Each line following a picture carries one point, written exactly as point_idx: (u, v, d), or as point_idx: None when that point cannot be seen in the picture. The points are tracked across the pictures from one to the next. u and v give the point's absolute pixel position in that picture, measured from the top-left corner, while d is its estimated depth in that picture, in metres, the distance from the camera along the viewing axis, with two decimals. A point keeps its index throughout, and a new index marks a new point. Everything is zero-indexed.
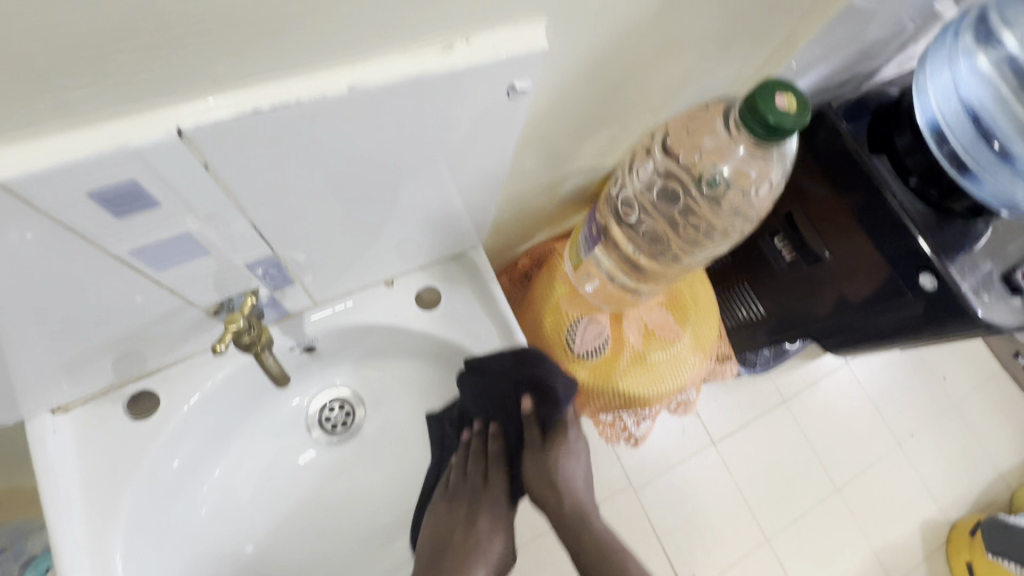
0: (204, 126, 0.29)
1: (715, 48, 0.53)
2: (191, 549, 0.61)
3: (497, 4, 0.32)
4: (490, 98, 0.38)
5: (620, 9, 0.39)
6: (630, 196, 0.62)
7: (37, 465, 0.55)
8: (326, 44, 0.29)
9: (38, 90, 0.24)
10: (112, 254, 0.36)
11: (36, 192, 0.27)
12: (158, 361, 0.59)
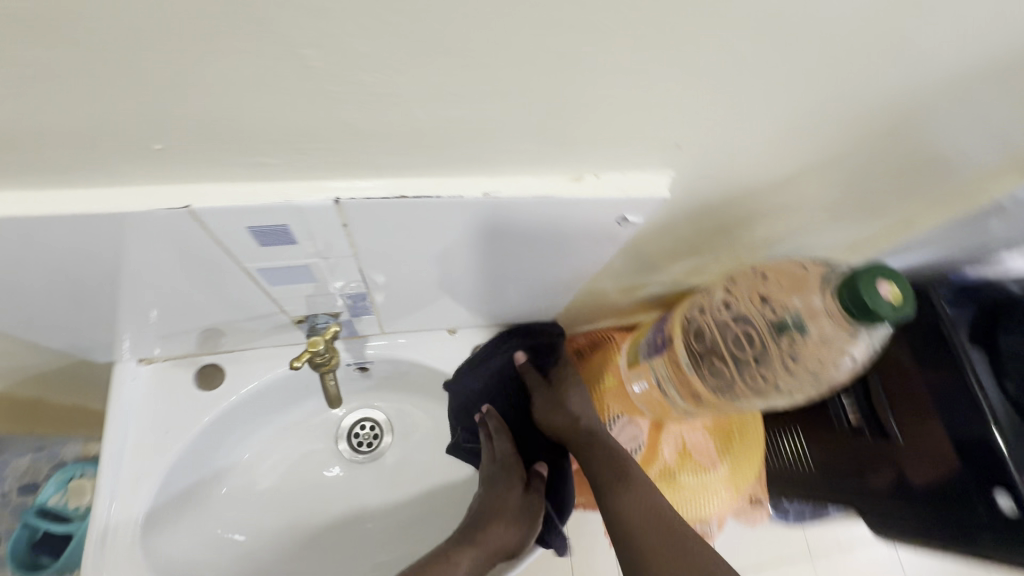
0: (357, 201, 0.33)
1: (827, 213, 0.53)
2: (206, 523, 0.65)
3: (632, 154, 0.35)
4: (600, 219, 0.41)
5: (743, 172, 0.41)
6: (703, 323, 0.63)
7: (110, 403, 0.61)
8: (479, 160, 0.33)
9: (245, 156, 0.29)
10: (242, 267, 0.41)
11: (212, 220, 0.33)
12: (235, 344, 0.64)
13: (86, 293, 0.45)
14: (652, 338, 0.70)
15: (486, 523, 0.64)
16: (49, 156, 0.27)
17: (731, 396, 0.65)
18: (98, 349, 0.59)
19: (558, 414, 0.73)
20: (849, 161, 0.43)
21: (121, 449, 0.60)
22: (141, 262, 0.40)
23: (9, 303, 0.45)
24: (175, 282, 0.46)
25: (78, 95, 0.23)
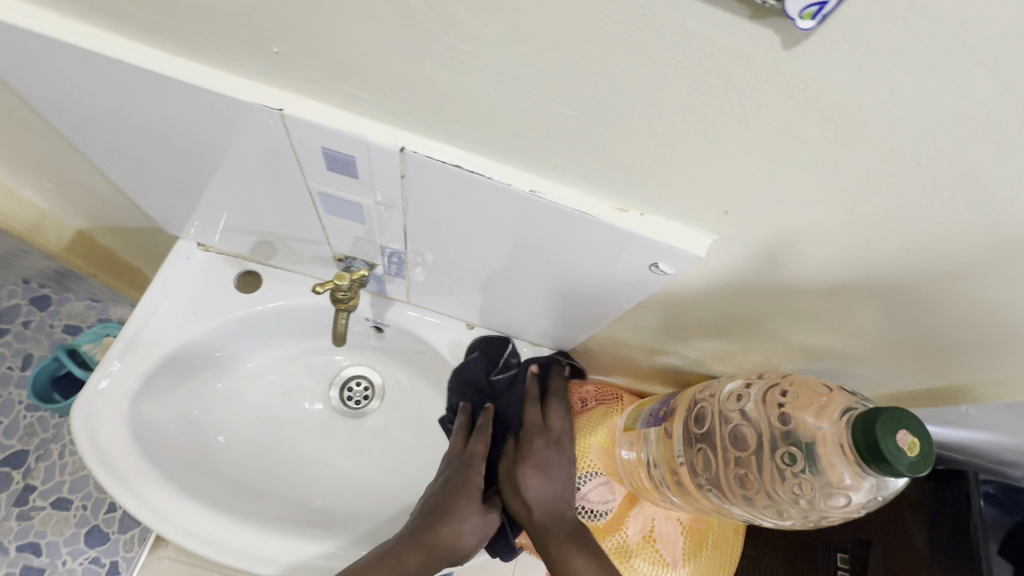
0: (420, 156, 0.36)
1: (871, 346, 0.51)
2: (192, 405, 0.69)
3: (681, 204, 0.36)
4: (638, 259, 0.42)
5: (790, 264, 0.40)
6: (707, 409, 0.61)
7: (162, 269, 0.68)
8: (537, 159, 0.35)
9: (340, 82, 0.33)
10: (308, 185, 0.45)
11: (296, 128, 0.37)
12: (281, 261, 0.69)
13: (180, 164, 0.51)
14: (654, 412, 0.70)
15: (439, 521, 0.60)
16: (191, 28, 0.32)
17: (713, 493, 0.61)
18: (171, 219, 0.65)
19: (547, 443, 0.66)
20: (906, 293, 0.41)
21: (152, 312, 0.66)
22: (230, 152, 0.45)
23: (120, 150, 0.51)
24: (252, 180, 0.51)
25: None
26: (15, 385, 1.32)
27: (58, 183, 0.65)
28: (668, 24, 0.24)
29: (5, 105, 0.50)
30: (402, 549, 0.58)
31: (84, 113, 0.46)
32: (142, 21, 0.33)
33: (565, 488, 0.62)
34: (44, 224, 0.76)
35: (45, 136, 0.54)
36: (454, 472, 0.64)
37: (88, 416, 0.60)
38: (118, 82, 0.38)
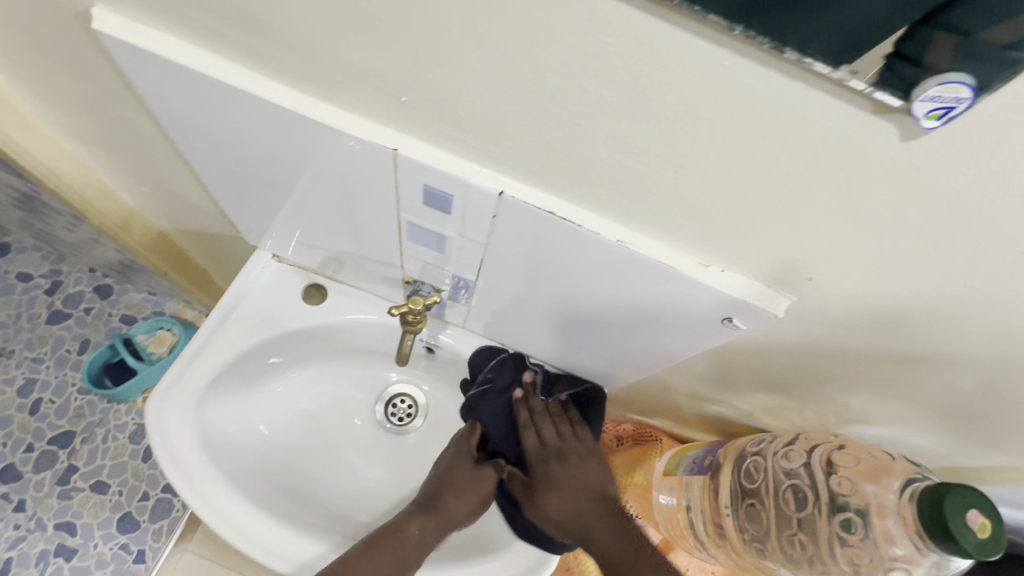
0: (517, 202, 0.39)
1: (938, 417, 0.50)
2: (252, 408, 0.72)
3: (762, 265, 0.37)
4: (711, 312, 0.43)
5: (863, 330, 0.41)
6: (759, 464, 0.60)
7: (238, 276, 0.71)
8: (628, 212, 0.37)
9: (454, 129, 0.36)
10: (398, 214, 0.48)
11: (404, 165, 0.40)
12: (347, 277, 0.72)
13: (280, 184, 0.55)
14: (697, 460, 0.68)
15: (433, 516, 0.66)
16: (330, 75, 0.36)
17: (758, 551, 0.60)
18: (253, 230, 0.69)
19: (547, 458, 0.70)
20: (984, 368, 0.41)
21: (228, 314, 0.69)
22: (333, 180, 0.48)
23: (223, 168, 0.56)
24: (341, 206, 0.54)
25: (382, 41, 0.31)
26: (72, 368, 1.47)
27: (154, 189, 0.69)
28: (790, 111, 0.25)
29: (134, 123, 0.52)
30: (406, 519, 0.65)
31: (206, 135, 0.49)
32: (283, 64, 0.37)
33: (556, 499, 0.68)
34: (133, 223, 0.81)
35: (160, 151, 0.57)
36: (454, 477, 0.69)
37: (160, 410, 0.64)
38: (247, 113, 0.42)
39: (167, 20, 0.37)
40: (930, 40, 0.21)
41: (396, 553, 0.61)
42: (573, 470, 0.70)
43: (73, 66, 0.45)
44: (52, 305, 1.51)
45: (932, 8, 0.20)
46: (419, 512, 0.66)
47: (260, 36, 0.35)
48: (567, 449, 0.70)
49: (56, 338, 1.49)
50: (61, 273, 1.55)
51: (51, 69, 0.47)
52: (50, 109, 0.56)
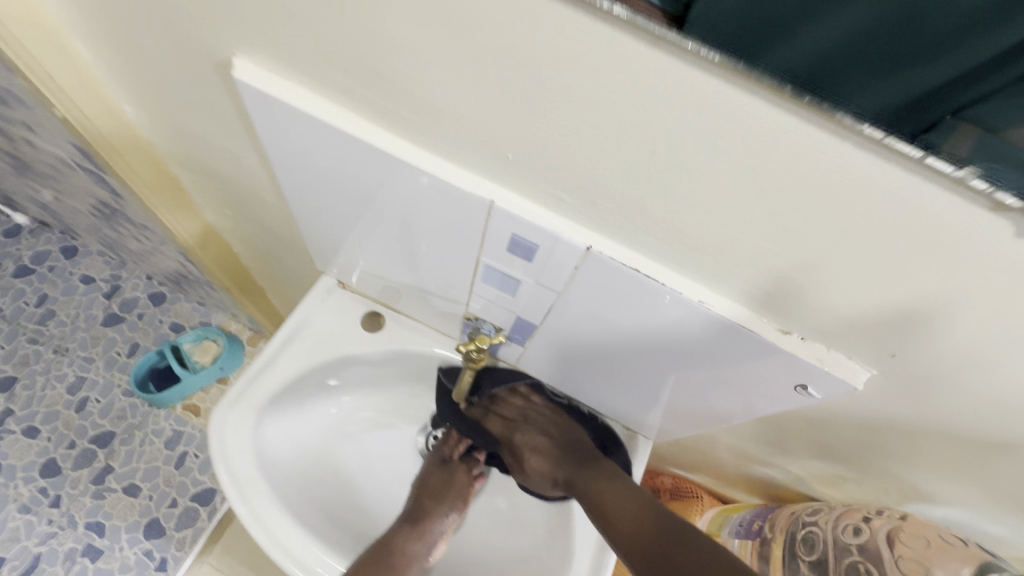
0: (604, 256, 0.40)
1: (1014, 506, 0.48)
2: (305, 428, 0.74)
3: (842, 337, 0.38)
4: (782, 378, 0.43)
5: (941, 408, 0.40)
6: (815, 534, 0.58)
7: (306, 298, 0.75)
8: (712, 274, 0.39)
9: (551, 186, 0.38)
10: (476, 256, 0.50)
11: (496, 215, 0.42)
12: (405, 308, 0.75)
13: (360, 219, 0.58)
14: (744, 524, 0.69)
15: (415, 523, 0.67)
16: (442, 131, 0.39)
17: None
18: (322, 256, 0.72)
19: (517, 435, 0.72)
20: None
21: (292, 336, 0.72)
22: (415, 219, 0.51)
23: (308, 200, 0.59)
24: (416, 245, 0.57)
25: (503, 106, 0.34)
26: (119, 370, 1.52)
27: (237, 212, 0.74)
28: (894, 199, 0.27)
29: (237, 156, 0.57)
30: (390, 537, 0.66)
31: (303, 171, 0.53)
32: (396, 117, 0.40)
33: (548, 461, 0.68)
34: (209, 241, 0.86)
35: (253, 181, 0.61)
36: (427, 488, 0.70)
37: (223, 425, 0.66)
38: (351, 155, 0.45)
39: (298, 73, 0.41)
40: (952, 131, 0.23)
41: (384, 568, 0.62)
42: (546, 430, 0.71)
43: (197, 104, 0.50)
44: (109, 308, 1.59)
45: (959, 102, 0.22)
46: (403, 527, 0.67)
47: (384, 92, 0.38)
48: (530, 417, 0.72)
49: (108, 340, 1.55)
50: (120, 278, 1.63)
51: (176, 105, 0.52)
52: (161, 137, 0.61)
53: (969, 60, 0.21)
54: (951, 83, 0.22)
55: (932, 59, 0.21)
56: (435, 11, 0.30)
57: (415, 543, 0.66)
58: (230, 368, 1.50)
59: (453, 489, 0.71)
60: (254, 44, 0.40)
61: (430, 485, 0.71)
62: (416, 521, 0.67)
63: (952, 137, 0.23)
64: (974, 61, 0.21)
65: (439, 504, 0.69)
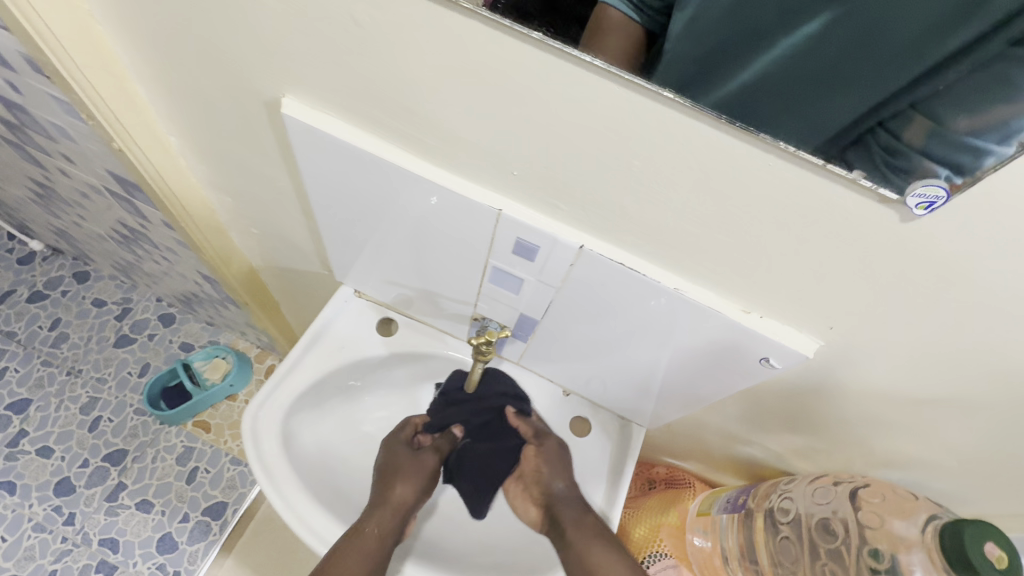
0: (595, 253, 0.49)
1: (955, 462, 0.56)
2: (326, 426, 0.81)
3: (792, 313, 0.47)
4: (748, 354, 0.51)
5: (879, 372, 0.49)
6: (791, 502, 0.67)
7: (327, 305, 0.82)
8: (684, 264, 0.47)
9: (551, 195, 0.47)
10: (485, 259, 0.58)
11: (505, 221, 0.50)
12: (416, 313, 0.82)
13: (380, 232, 0.66)
14: (731, 499, 0.75)
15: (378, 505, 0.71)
16: (459, 153, 0.48)
17: None
18: (341, 268, 0.80)
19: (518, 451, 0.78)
20: (988, 411, 0.48)
21: (314, 340, 0.79)
22: (431, 230, 0.59)
23: (333, 217, 0.67)
24: (430, 253, 0.65)
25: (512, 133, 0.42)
26: (131, 389, 1.57)
27: (263, 230, 0.82)
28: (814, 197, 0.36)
29: (272, 179, 0.65)
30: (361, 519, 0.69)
31: (332, 191, 0.61)
32: (421, 143, 0.49)
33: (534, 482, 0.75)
34: (234, 258, 0.93)
35: (283, 201, 0.69)
36: (389, 471, 0.74)
37: (255, 422, 0.73)
38: (379, 175, 0.53)
39: (337, 109, 0.49)
40: (909, 121, 0.33)
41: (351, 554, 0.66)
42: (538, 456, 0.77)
43: (243, 135, 0.59)
44: (120, 330, 1.64)
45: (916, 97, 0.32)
46: (372, 509, 0.71)
47: (412, 123, 0.47)
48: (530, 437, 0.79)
49: (120, 361, 1.60)
50: (131, 300, 1.69)
51: (223, 136, 0.61)
52: (203, 164, 0.69)
53: (886, 89, 0.33)
54: (903, 85, 0.32)
55: (857, 94, 0.33)
56: (458, 61, 0.39)
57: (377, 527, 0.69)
58: (239, 385, 1.55)
59: (419, 472, 0.75)
60: (301, 86, 0.48)
61: (397, 467, 0.74)
62: (381, 504, 0.71)
63: (909, 127, 0.33)
64: (914, 68, 0.32)
65: (405, 484, 0.73)
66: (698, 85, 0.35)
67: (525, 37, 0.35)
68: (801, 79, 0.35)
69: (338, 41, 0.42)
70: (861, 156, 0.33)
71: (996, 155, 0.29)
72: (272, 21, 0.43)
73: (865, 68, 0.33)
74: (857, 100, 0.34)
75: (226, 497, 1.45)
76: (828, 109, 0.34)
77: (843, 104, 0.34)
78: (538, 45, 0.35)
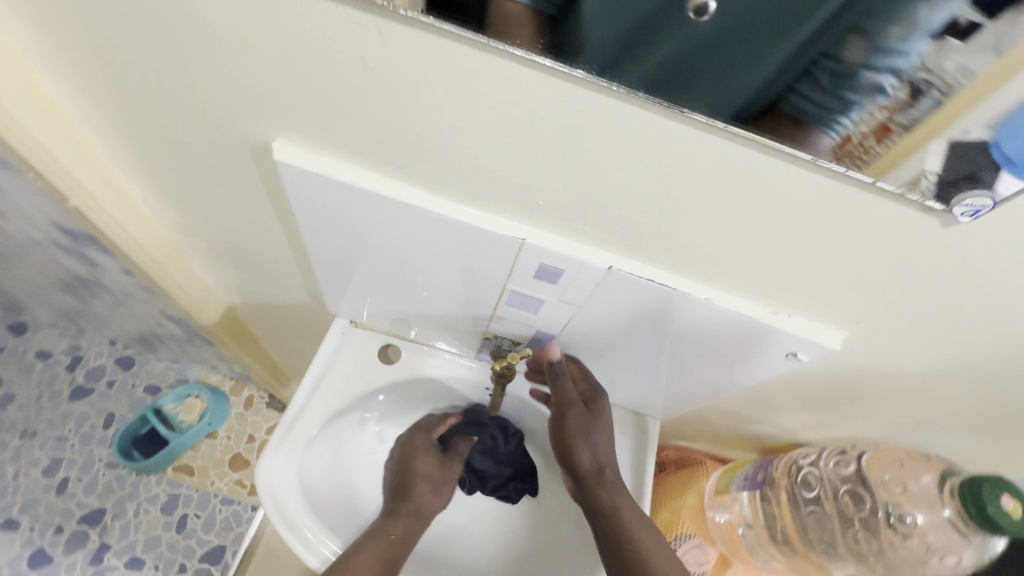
0: (624, 273, 0.48)
1: (960, 421, 0.60)
2: (340, 467, 0.77)
3: (817, 308, 0.49)
4: (775, 352, 0.53)
5: (897, 352, 0.51)
6: (812, 475, 0.68)
7: (326, 340, 0.78)
8: (712, 272, 0.48)
9: (577, 220, 0.46)
10: (502, 285, 0.56)
11: (527, 250, 0.49)
12: (418, 336, 0.80)
13: (380, 265, 0.62)
14: (749, 476, 0.75)
15: (400, 509, 0.72)
16: (475, 185, 0.45)
17: (828, 558, 0.67)
18: (334, 302, 0.76)
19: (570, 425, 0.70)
20: (995, 375, 0.51)
21: (318, 382, 0.75)
22: (440, 261, 0.56)
23: (326, 254, 0.63)
24: (438, 283, 0.62)
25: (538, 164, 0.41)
26: (97, 443, 1.45)
27: (241, 270, 0.76)
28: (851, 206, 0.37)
29: (256, 220, 0.60)
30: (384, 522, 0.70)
31: (328, 230, 0.57)
32: (431, 179, 0.46)
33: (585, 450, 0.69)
34: (208, 300, 0.87)
35: (269, 241, 0.64)
36: (413, 474, 0.75)
37: (270, 481, 0.68)
38: (383, 215, 0.50)
39: (333, 149, 0.46)
40: (846, 42, 0.30)
41: (376, 558, 0.65)
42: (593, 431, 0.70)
43: (223, 180, 0.54)
44: (74, 381, 1.51)
45: (847, 19, 0.30)
46: (392, 512, 0.71)
47: (422, 159, 0.44)
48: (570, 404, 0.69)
49: (80, 415, 1.48)
50: (81, 347, 1.55)
51: (198, 182, 0.55)
52: (172, 210, 0.63)
53: (812, 20, 0.30)
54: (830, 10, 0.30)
55: (784, 35, 0.31)
56: (478, 97, 0.37)
57: (399, 530, 0.70)
58: (218, 422, 1.46)
59: (444, 476, 0.77)
60: (292, 129, 0.44)
61: (422, 469, 0.75)
62: (405, 505, 0.72)
63: (849, 49, 0.30)
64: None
65: (429, 490, 0.75)
66: (627, 68, 0.33)
67: (566, 74, 0.34)
68: (729, 37, 0.33)
69: (341, 85, 0.38)
70: (810, 92, 0.32)
71: (936, 97, 0.30)
72: (263, 67, 0.38)
73: (792, 6, 0.31)
74: (786, 43, 0.32)
75: (223, 540, 1.38)
76: (760, 62, 0.32)
77: (777, 49, 0.32)
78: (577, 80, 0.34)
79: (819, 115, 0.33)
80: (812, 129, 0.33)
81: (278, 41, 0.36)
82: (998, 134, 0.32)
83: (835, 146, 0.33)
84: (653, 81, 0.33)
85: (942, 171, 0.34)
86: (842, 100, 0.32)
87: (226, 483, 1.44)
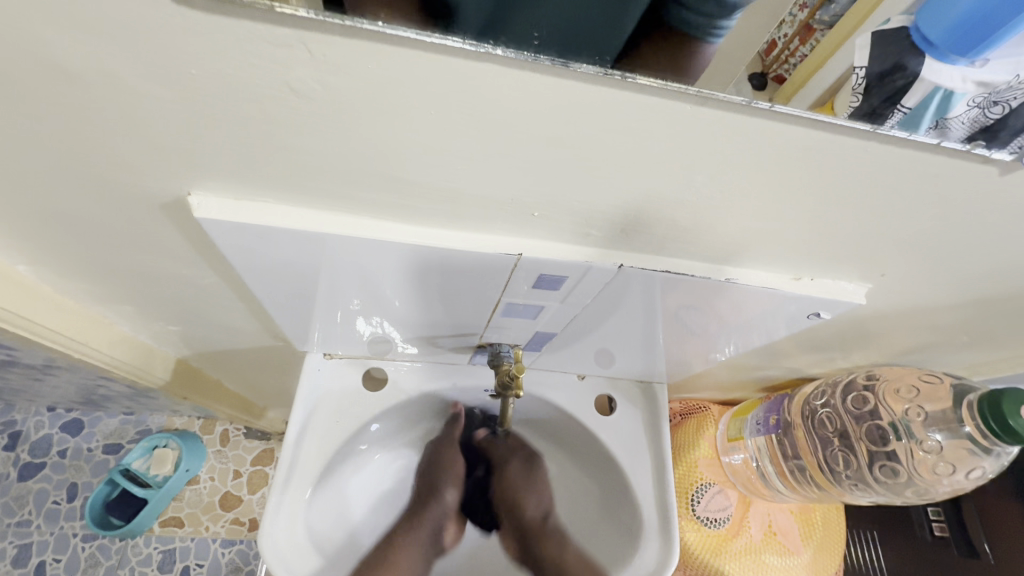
0: (637, 269, 0.43)
1: (962, 336, 0.61)
2: (346, 510, 0.70)
3: (839, 267, 0.46)
4: (797, 310, 0.51)
5: (915, 289, 0.50)
6: (831, 414, 0.70)
7: (301, 384, 0.70)
8: (732, 252, 0.43)
9: (582, 225, 0.39)
10: (496, 299, 0.50)
11: (526, 264, 0.42)
12: (402, 354, 0.72)
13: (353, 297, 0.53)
14: (761, 420, 0.75)
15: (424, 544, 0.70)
16: (460, 207, 0.37)
17: (856, 487, 0.68)
18: (303, 340, 0.67)
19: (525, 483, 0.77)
20: (1009, 292, 0.51)
21: (303, 427, 0.68)
22: (427, 284, 0.47)
23: (284, 300, 0.54)
24: (421, 306, 0.54)
25: (537, 173, 0.34)
26: (65, 518, 1.30)
27: (185, 324, 0.65)
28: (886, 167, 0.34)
29: (190, 277, 0.50)
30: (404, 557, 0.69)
31: (282, 277, 0.47)
32: (405, 209, 0.37)
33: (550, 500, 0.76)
34: (153, 359, 0.75)
35: (212, 294, 0.54)
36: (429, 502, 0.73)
37: (276, 547, 0.60)
38: (351, 254, 0.41)
39: (273, 192, 0.36)
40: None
41: None
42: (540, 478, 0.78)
43: (136, 242, 0.43)
44: (19, 459, 1.32)
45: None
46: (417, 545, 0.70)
47: (391, 190, 0.35)
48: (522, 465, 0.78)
49: (36, 493, 1.30)
50: (17, 421, 1.34)
51: (105, 246, 0.45)
52: (81, 279, 0.52)
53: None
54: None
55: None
56: (458, 110, 0.29)
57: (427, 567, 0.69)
58: (195, 467, 1.30)
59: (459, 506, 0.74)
60: (216, 175, 0.34)
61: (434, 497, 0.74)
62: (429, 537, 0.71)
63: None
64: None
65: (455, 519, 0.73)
66: (532, 38, 0.26)
67: (566, 71, 0.27)
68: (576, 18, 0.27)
69: (269, 121, 0.29)
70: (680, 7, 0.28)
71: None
72: (155, 112, 0.29)
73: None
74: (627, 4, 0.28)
75: None
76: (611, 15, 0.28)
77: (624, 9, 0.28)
78: (584, 78, 0.27)
79: (704, 23, 0.28)
80: (699, 41, 0.28)
81: (172, 70, 0.26)
82: (916, 18, 0.30)
83: (763, 50, 0.30)
84: (549, 42, 0.26)
85: (869, 65, 0.30)
86: (722, 8, 0.28)
87: (222, 525, 1.30)
